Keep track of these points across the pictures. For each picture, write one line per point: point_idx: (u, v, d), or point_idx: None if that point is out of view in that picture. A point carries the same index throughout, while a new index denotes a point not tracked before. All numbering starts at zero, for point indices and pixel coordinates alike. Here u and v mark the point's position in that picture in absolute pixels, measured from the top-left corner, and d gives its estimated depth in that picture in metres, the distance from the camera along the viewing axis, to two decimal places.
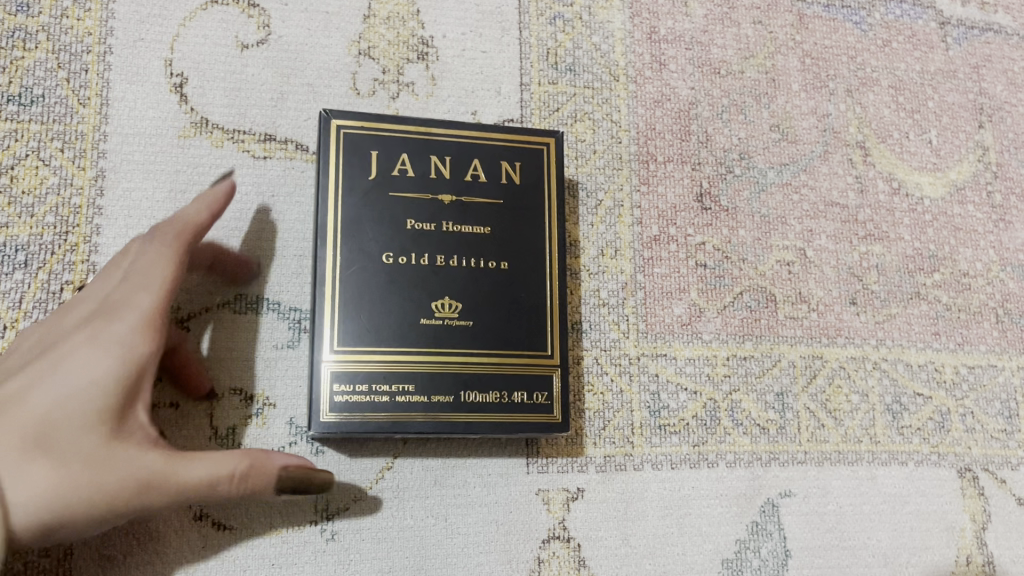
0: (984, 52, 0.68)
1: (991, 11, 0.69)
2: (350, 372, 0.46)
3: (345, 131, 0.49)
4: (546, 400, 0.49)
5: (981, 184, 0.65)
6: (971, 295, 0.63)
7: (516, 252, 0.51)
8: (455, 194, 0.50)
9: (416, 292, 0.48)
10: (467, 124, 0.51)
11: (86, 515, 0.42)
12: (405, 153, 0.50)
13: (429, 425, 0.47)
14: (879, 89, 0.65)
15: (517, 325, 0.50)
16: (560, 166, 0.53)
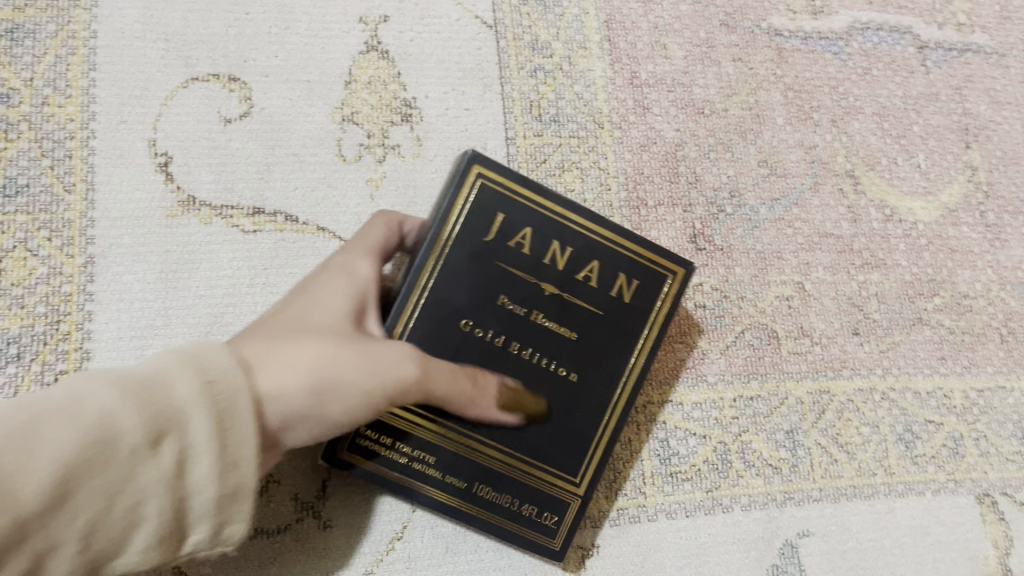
0: (964, 73, 0.68)
1: (969, 31, 0.69)
2: (384, 425, 0.45)
3: (485, 184, 0.45)
4: (552, 523, 0.48)
5: (973, 205, 0.65)
6: (973, 316, 0.62)
7: (593, 367, 0.48)
8: (557, 286, 0.47)
9: (479, 366, 0.46)
10: (606, 223, 0.48)
11: (338, 407, 0.41)
12: (530, 228, 0.46)
13: (432, 501, 0.47)
14: (863, 117, 0.65)
15: (563, 437, 0.48)
16: (677, 300, 0.49)
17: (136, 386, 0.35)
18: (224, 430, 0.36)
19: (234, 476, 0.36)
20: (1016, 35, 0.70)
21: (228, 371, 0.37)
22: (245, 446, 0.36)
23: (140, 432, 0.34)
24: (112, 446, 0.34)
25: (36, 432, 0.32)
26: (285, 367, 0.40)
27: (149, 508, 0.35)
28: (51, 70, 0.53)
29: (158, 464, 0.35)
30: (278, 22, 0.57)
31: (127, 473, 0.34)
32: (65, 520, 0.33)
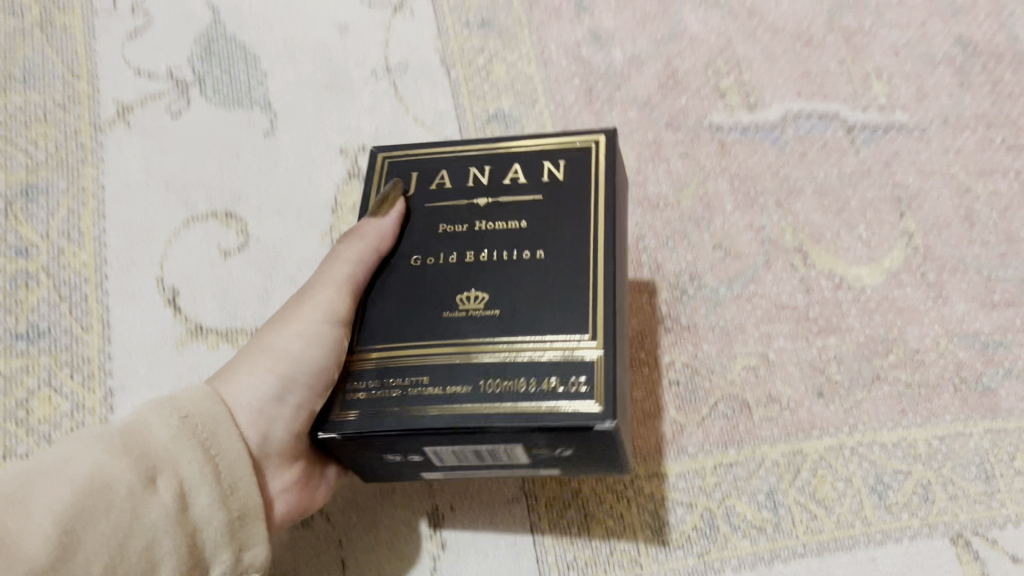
0: (891, 149, 0.75)
1: (891, 111, 0.77)
2: (362, 367, 0.48)
3: (390, 159, 0.56)
4: (584, 386, 0.46)
5: (914, 267, 0.71)
6: (926, 369, 0.67)
7: (555, 244, 0.50)
8: (489, 196, 0.53)
9: (442, 284, 0.50)
10: (510, 138, 0.55)
11: (295, 366, 0.49)
12: (444, 170, 0.55)
13: (442, 420, 0.46)
14: (805, 197, 0.72)
15: (557, 311, 0.48)
16: (611, 157, 0.53)
17: (121, 439, 0.44)
18: (203, 456, 0.45)
19: (237, 497, 0.46)
20: (935, 110, 0.77)
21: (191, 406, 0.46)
22: (234, 470, 0.46)
23: (132, 482, 0.43)
24: (111, 490, 0.42)
25: (46, 492, 0.41)
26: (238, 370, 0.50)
27: (163, 540, 0.43)
28: (64, 222, 0.60)
29: (154, 506, 0.43)
30: (266, 160, 0.63)
31: (133, 515, 0.42)
32: (84, 560, 0.40)
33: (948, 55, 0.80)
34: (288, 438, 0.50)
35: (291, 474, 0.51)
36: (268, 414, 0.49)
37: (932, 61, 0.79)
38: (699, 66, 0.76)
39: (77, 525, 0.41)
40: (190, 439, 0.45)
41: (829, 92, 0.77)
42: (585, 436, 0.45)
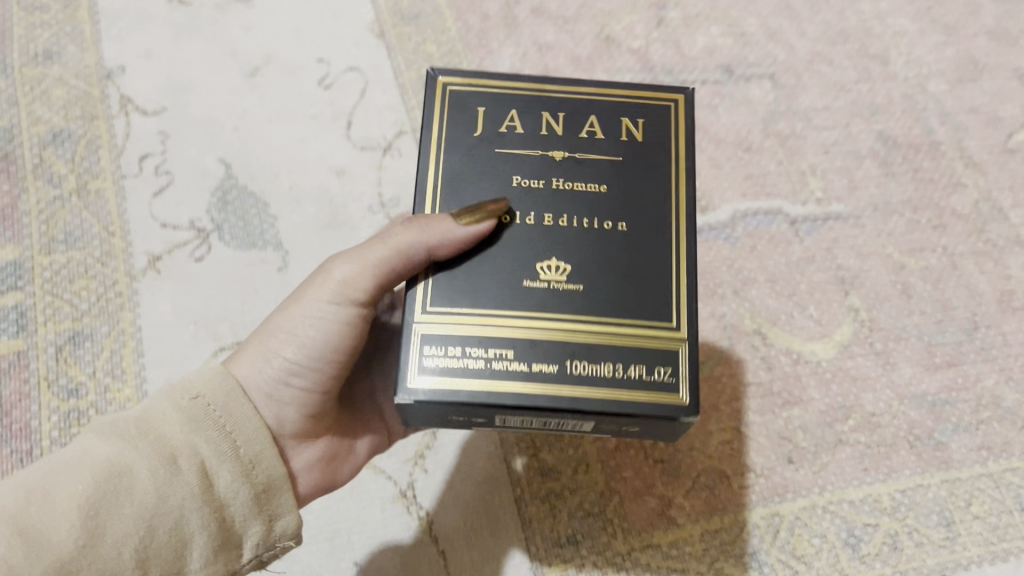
0: (831, 237, 0.85)
1: (828, 203, 0.87)
2: (443, 334, 0.49)
3: (449, 86, 0.55)
4: (671, 378, 0.48)
5: (862, 339, 0.79)
6: (882, 430, 0.75)
7: (638, 214, 0.52)
8: (567, 150, 0.53)
9: (518, 249, 0.51)
10: (587, 83, 0.55)
11: (304, 354, 0.55)
12: (513, 111, 0.54)
13: (526, 397, 0.48)
14: (759, 285, 0.81)
15: (644, 288, 0.50)
16: (691, 119, 0.54)
17: (144, 431, 0.50)
18: (219, 433, 0.51)
19: (260, 470, 0.52)
20: (865, 199, 0.87)
21: (202, 387, 0.52)
22: (251, 445, 0.52)
23: (149, 466, 0.49)
24: (134, 476, 0.48)
25: (76, 484, 0.47)
26: (255, 350, 0.56)
27: (190, 515, 0.49)
28: (107, 362, 0.71)
29: (177, 484, 0.49)
30: (280, 294, 0.75)
31: (156, 495, 0.48)
32: (115, 539, 0.47)
33: (872, 149, 0.91)
34: (301, 418, 0.56)
35: (309, 453, 0.58)
36: (281, 400, 0.55)
37: (859, 155, 0.90)
38: None
39: (106, 512, 0.47)
40: (205, 423, 0.51)
41: (771, 190, 0.87)
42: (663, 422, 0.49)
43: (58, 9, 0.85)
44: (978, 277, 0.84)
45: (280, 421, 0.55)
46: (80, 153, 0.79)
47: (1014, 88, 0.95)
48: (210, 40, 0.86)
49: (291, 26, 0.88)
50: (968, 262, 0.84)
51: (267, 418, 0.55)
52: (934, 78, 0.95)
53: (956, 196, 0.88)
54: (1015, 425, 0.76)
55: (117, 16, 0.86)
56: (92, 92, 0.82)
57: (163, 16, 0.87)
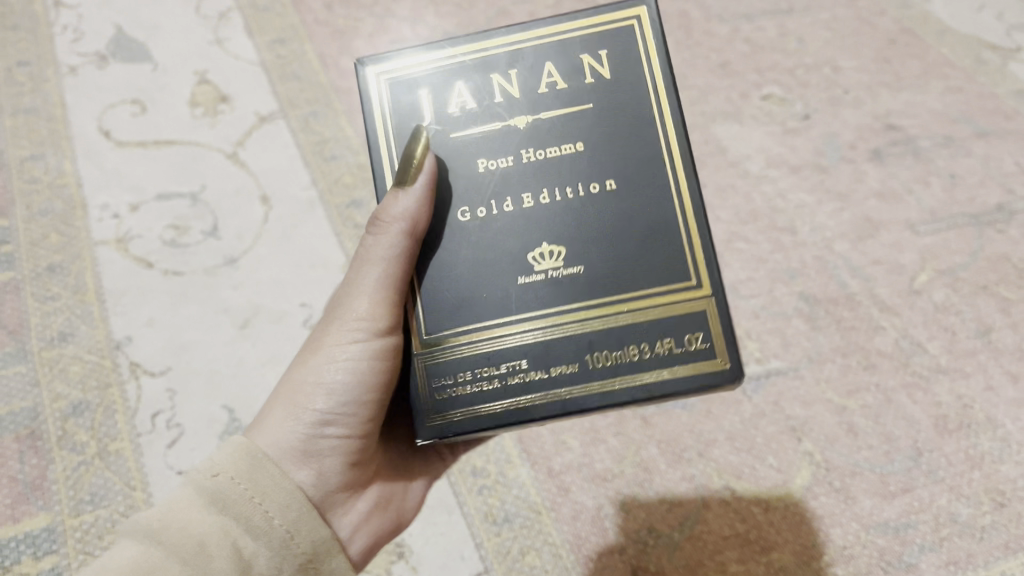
0: (776, 391, 0.95)
1: (767, 360, 0.97)
2: (460, 363, 0.59)
3: (386, 77, 0.62)
4: (700, 343, 0.57)
5: (821, 479, 0.90)
6: (856, 560, 0.86)
7: (623, 168, 0.59)
8: (530, 113, 0.60)
9: (515, 238, 0.59)
10: (528, 29, 0.62)
11: (329, 398, 0.60)
12: (462, 81, 0.62)
13: (555, 403, 0.57)
14: (720, 444, 0.92)
15: (639, 246, 0.58)
16: (650, 29, 0.61)
17: (171, 526, 0.54)
18: (250, 509, 0.56)
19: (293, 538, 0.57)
20: (800, 352, 0.98)
21: (221, 465, 0.57)
22: (281, 516, 0.57)
23: (182, 558, 0.53)
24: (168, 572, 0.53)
25: None
26: (279, 413, 0.61)
27: None
28: None
29: (213, 569, 0.54)
30: None
31: None
32: None
33: (796, 308, 1.02)
34: (342, 466, 0.62)
35: (358, 508, 0.64)
36: (320, 453, 0.60)
37: (786, 315, 1.02)
38: None
39: None
40: (230, 506, 0.55)
41: None
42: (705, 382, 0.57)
43: (69, 296, 0.96)
44: (912, 407, 0.94)
45: (323, 476, 0.61)
46: (98, 419, 0.89)
47: (908, 238, 1.10)
48: (205, 304, 0.98)
49: (274, 278, 1.00)
50: (901, 395, 0.95)
51: (310, 474, 0.60)
52: (838, 240, 1.09)
53: (878, 337, 1.00)
54: (975, 537, 0.86)
55: (122, 292, 0.98)
56: (104, 362, 0.93)
57: (162, 287, 0.98)
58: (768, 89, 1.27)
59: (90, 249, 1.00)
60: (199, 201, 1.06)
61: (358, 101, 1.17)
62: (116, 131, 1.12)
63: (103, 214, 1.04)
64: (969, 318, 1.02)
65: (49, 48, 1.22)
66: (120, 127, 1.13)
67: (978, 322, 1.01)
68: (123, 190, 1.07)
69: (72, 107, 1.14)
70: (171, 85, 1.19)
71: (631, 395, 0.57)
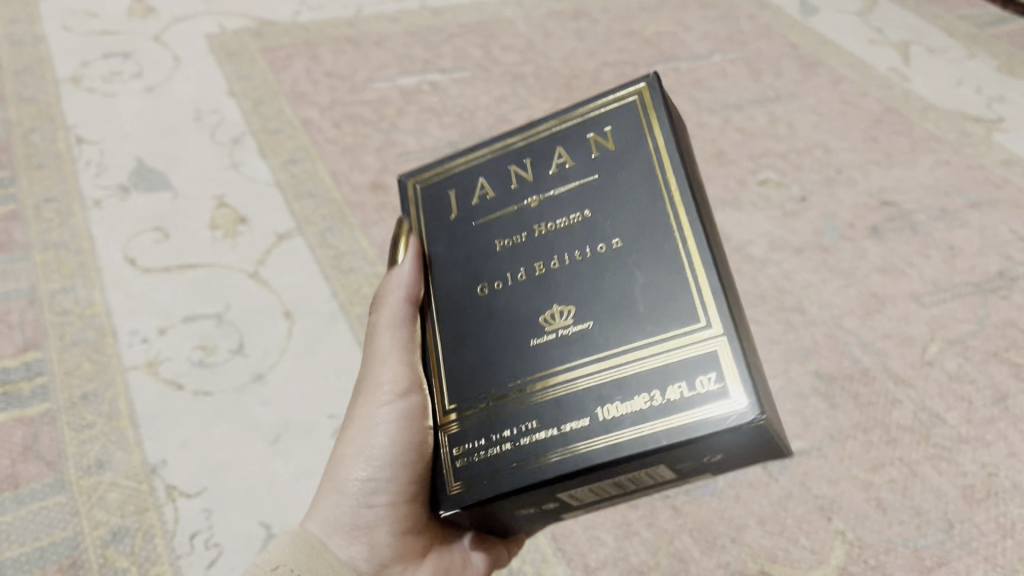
0: (801, 472, 0.96)
1: (790, 441, 0.99)
2: (479, 428, 0.60)
3: (421, 186, 0.73)
4: (714, 383, 0.54)
5: (856, 557, 0.89)
6: None
7: (625, 228, 0.61)
8: (536, 192, 0.66)
9: (528, 304, 0.62)
10: (540, 122, 0.69)
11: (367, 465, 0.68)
12: (483, 178, 0.69)
13: (569, 460, 0.56)
14: (752, 528, 0.92)
15: (648, 291, 0.59)
16: (654, 99, 0.65)
17: None
18: None
19: None
20: (821, 431, 1.00)
21: (279, 557, 0.63)
22: None
23: None
24: None
25: None
26: (327, 489, 0.68)
27: None
28: None
29: None
30: None
31: None
32: None
33: (813, 387, 1.04)
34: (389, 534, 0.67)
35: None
36: (367, 523, 0.67)
37: (804, 395, 1.03)
38: None
39: None
40: None
41: None
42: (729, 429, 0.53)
43: (103, 423, 0.98)
44: (937, 478, 0.95)
45: (374, 547, 0.67)
46: (138, 544, 0.90)
47: (915, 310, 1.12)
48: (236, 422, 1.00)
49: (303, 392, 1.03)
50: (925, 467, 0.96)
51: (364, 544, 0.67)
52: (846, 316, 1.12)
53: (896, 411, 1.01)
54: None
55: (155, 416, 1.00)
56: (141, 487, 0.94)
57: (193, 408, 1.01)
58: (763, 174, 1.32)
59: (122, 375, 1.03)
60: (224, 321, 1.10)
61: (371, 214, 1.24)
62: (141, 258, 1.17)
63: (133, 339, 1.07)
64: (983, 386, 1.03)
65: (74, 183, 1.27)
66: (145, 254, 1.18)
67: (993, 389, 1.03)
68: (152, 315, 1.10)
69: (99, 238, 1.19)
70: (191, 210, 1.24)
71: (650, 444, 0.54)
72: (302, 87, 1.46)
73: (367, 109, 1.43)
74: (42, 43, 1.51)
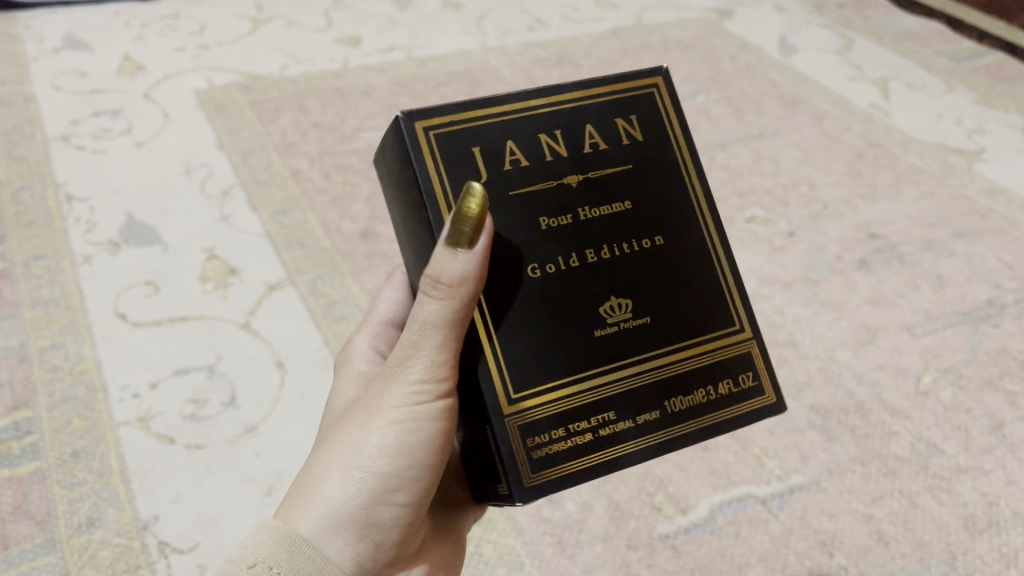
0: (801, 506, 0.95)
1: (788, 476, 0.97)
2: (550, 422, 0.59)
3: (427, 129, 0.58)
4: (754, 381, 0.66)
5: None
6: None
7: (667, 226, 0.64)
8: (578, 172, 0.62)
9: (588, 289, 0.61)
10: (569, 88, 0.63)
11: (391, 461, 0.58)
12: (512, 139, 0.60)
13: (646, 451, 0.61)
14: (754, 565, 0.90)
15: (693, 292, 0.64)
16: (671, 96, 0.67)
17: None
18: None
19: None
20: (819, 464, 0.99)
21: (256, 554, 0.55)
22: None
23: None
24: None
25: None
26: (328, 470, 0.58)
27: None
28: None
29: None
30: None
31: None
32: None
33: (809, 421, 1.03)
34: (396, 530, 0.60)
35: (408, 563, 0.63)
36: (376, 518, 0.58)
37: (800, 429, 1.02)
38: (634, 492, 0.95)
39: None
40: None
41: (736, 478, 0.97)
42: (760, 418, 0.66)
43: (94, 480, 0.97)
44: (938, 509, 0.94)
45: (378, 543, 0.59)
46: None
47: (907, 340, 1.13)
48: (229, 474, 0.99)
49: (297, 443, 1.03)
50: (925, 498, 0.95)
51: (365, 542, 0.58)
52: (839, 349, 1.12)
53: (894, 442, 1.01)
54: None
55: (146, 472, 0.99)
56: (133, 545, 0.92)
57: (186, 462, 1.00)
58: (750, 211, 1.33)
59: (112, 431, 1.02)
60: (216, 373, 1.10)
61: (362, 262, 1.25)
62: (131, 313, 1.16)
63: (124, 394, 1.06)
64: (979, 415, 1.03)
65: (64, 240, 1.27)
66: (136, 309, 1.17)
67: (989, 418, 1.03)
68: (143, 369, 1.10)
69: (89, 294, 1.19)
70: (181, 264, 1.24)
71: (710, 433, 0.63)
72: (290, 138, 1.47)
73: (355, 159, 1.44)
74: (32, 103, 1.52)
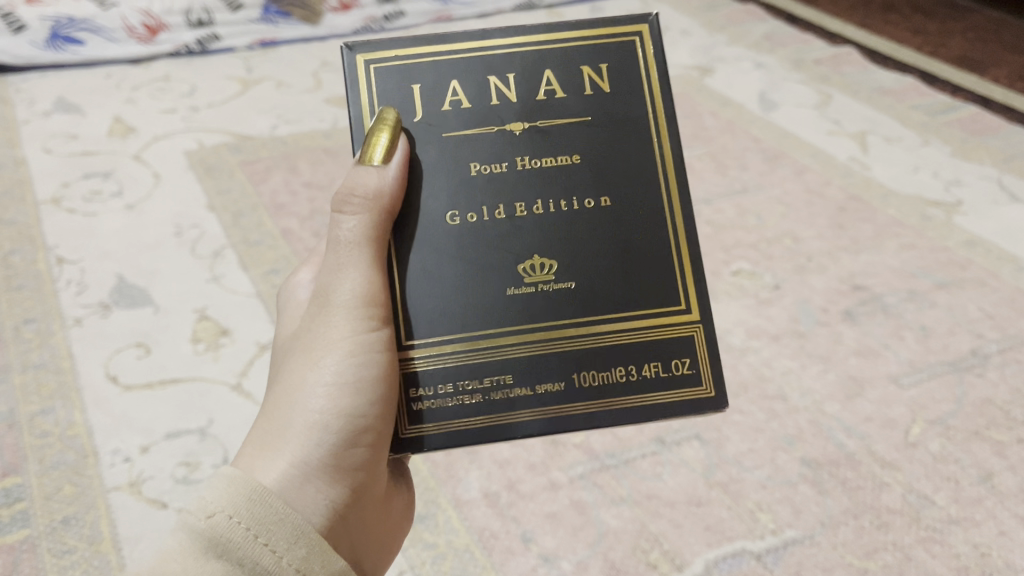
0: (795, 561, 0.94)
1: (783, 531, 0.97)
2: (446, 372, 0.63)
3: (371, 62, 0.66)
4: (688, 369, 0.64)
5: None
6: None
7: (614, 186, 0.66)
8: (522, 118, 0.66)
9: (507, 245, 0.64)
10: (535, 32, 0.67)
11: (345, 396, 0.58)
12: (457, 80, 0.66)
13: (541, 421, 0.63)
14: None
15: (629, 257, 0.65)
16: (655, 46, 0.68)
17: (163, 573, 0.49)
18: (261, 546, 0.50)
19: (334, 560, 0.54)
20: (812, 518, 0.99)
21: (215, 503, 0.51)
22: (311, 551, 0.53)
23: None
24: None
25: None
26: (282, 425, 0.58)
27: None
28: None
29: None
30: None
31: None
32: None
33: (800, 474, 1.04)
34: (363, 474, 0.59)
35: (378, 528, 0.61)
36: (341, 458, 0.58)
37: (792, 483, 1.03)
38: (628, 550, 0.95)
39: None
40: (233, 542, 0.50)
41: (730, 533, 0.97)
42: (690, 411, 0.64)
43: (85, 547, 0.96)
44: (932, 561, 0.94)
45: (347, 486, 0.58)
46: None
47: (894, 391, 1.14)
48: None
49: None
50: (919, 551, 0.95)
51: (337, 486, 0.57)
52: (828, 401, 1.13)
53: (885, 494, 1.01)
54: None
55: (137, 537, 0.97)
56: None
57: None
58: (736, 265, 1.35)
59: (103, 496, 1.01)
60: (207, 435, 1.09)
61: None
62: (122, 376, 1.16)
63: (114, 459, 1.06)
64: (968, 465, 1.04)
65: (54, 303, 1.27)
66: (127, 371, 1.17)
67: (978, 468, 1.04)
68: (134, 433, 1.09)
69: (79, 357, 1.19)
70: (172, 325, 1.25)
71: (621, 416, 0.63)
72: (281, 198, 1.49)
73: None
74: (22, 167, 1.54)
